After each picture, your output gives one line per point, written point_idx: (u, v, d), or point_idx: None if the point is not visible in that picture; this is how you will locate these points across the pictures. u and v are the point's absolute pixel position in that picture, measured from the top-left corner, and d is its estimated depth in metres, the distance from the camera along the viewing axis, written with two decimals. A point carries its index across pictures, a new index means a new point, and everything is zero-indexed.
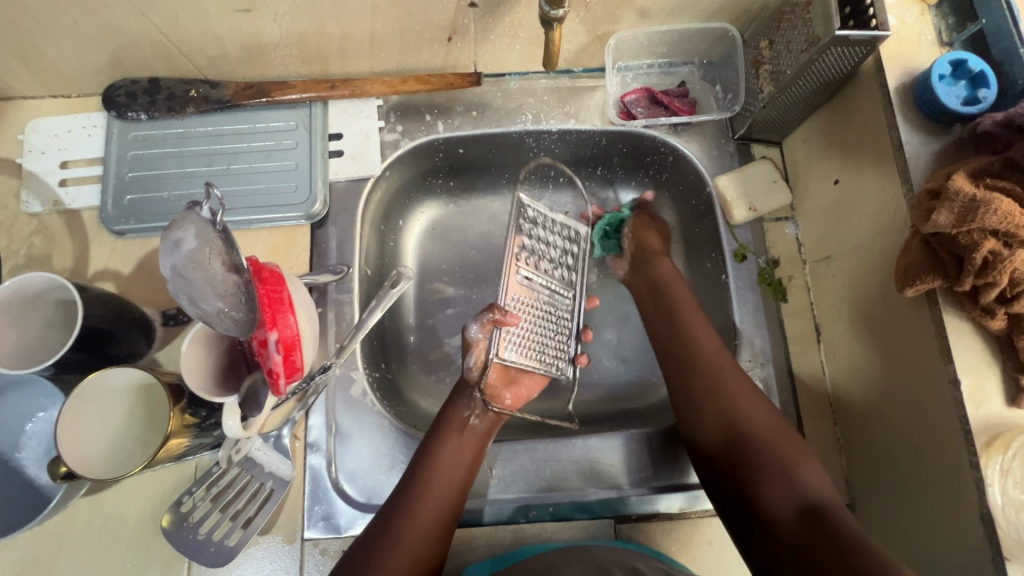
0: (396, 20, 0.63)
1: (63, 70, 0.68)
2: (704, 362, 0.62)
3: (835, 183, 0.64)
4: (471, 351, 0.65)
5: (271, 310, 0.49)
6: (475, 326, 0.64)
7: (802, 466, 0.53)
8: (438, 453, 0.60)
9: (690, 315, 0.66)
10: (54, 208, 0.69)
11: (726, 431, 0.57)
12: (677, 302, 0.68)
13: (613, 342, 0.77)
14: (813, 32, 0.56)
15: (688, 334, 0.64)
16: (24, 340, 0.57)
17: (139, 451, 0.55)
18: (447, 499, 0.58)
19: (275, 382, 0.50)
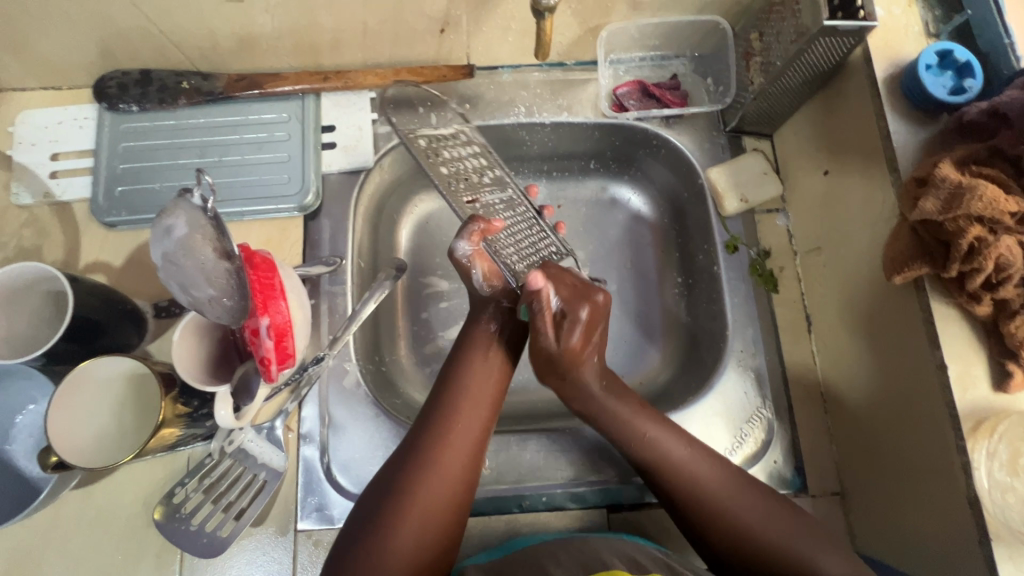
0: (389, 11, 0.63)
1: (53, 61, 0.67)
2: (677, 474, 0.56)
3: (825, 173, 0.65)
4: (473, 266, 0.62)
5: (262, 296, 0.49)
6: (463, 242, 0.60)
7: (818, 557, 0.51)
8: (467, 370, 0.59)
9: (639, 424, 0.58)
10: (44, 200, 0.69)
11: (715, 529, 0.54)
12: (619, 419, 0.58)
13: None
14: (802, 23, 0.57)
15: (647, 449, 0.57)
16: (15, 332, 0.57)
17: (128, 438, 0.55)
18: (476, 422, 0.57)
19: (266, 369, 0.50)
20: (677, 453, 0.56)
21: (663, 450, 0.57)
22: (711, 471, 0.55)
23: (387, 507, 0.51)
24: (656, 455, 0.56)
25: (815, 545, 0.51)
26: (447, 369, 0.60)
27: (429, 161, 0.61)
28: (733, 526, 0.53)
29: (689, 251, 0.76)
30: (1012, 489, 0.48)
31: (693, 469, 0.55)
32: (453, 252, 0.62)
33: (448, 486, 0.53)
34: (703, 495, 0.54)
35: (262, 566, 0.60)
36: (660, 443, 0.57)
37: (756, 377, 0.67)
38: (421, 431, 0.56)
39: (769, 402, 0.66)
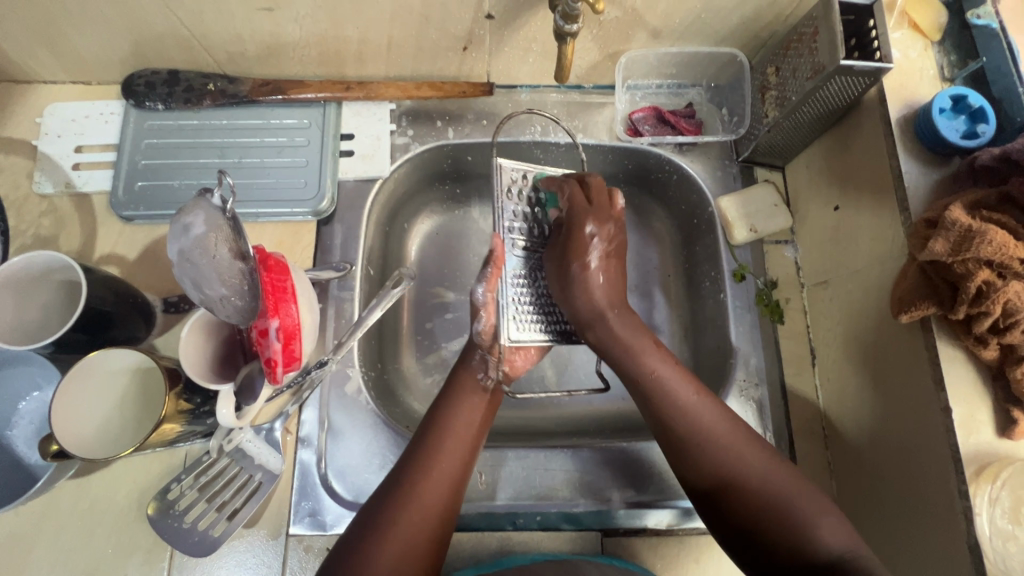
0: (415, 27, 0.65)
1: (85, 57, 0.69)
2: (691, 428, 0.54)
3: (835, 210, 0.65)
4: (479, 316, 0.61)
5: (273, 298, 0.49)
6: (482, 287, 0.60)
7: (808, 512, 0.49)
8: (448, 410, 0.60)
9: (650, 362, 0.57)
10: (65, 190, 0.70)
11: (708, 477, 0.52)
12: (626, 354, 0.57)
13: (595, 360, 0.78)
14: (818, 61, 0.58)
15: (666, 399, 0.55)
16: (26, 319, 0.57)
17: (130, 432, 0.54)
18: (455, 461, 0.56)
19: (272, 371, 0.50)
20: (681, 399, 0.55)
21: (672, 393, 0.55)
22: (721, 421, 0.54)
23: (362, 546, 0.50)
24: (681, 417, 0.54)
25: (812, 509, 0.49)
26: (433, 410, 0.60)
27: (508, 198, 0.62)
28: (723, 467, 0.52)
29: (695, 278, 0.77)
30: (1015, 538, 0.47)
31: (702, 413, 0.54)
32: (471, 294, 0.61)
33: (427, 525, 0.52)
34: (707, 447, 0.53)
35: (251, 569, 0.60)
36: (680, 387, 0.56)
37: (757, 408, 0.66)
38: (402, 472, 0.55)
39: (769, 434, 0.66)
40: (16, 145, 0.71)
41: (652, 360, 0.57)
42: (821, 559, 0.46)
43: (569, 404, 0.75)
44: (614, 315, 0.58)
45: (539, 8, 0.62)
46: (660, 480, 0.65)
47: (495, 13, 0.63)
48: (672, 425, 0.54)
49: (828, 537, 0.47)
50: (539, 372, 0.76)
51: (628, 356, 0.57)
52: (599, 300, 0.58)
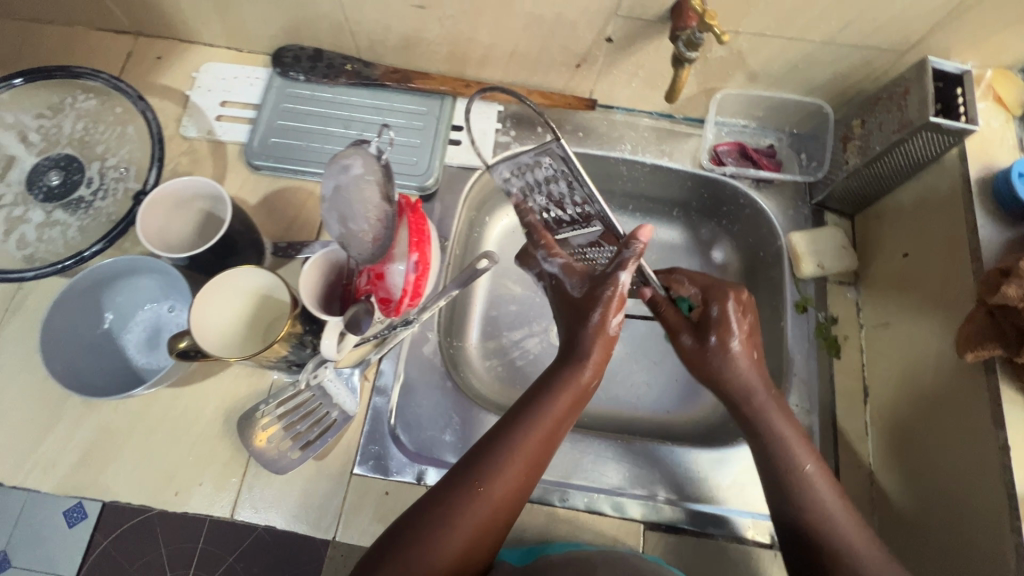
0: (540, 41, 0.73)
1: (247, 27, 0.79)
2: (786, 451, 0.58)
3: (903, 257, 0.70)
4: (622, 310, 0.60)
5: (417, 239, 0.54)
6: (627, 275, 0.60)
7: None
8: (535, 407, 0.57)
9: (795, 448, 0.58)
10: (205, 136, 0.79)
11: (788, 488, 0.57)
12: (783, 447, 0.58)
13: (640, 373, 0.84)
14: (906, 116, 0.63)
15: (775, 439, 0.59)
16: (168, 235, 0.65)
17: (241, 345, 0.61)
18: (519, 470, 0.54)
19: (401, 300, 0.53)
20: (779, 425, 0.60)
21: (819, 497, 0.56)
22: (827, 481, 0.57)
23: (420, 530, 0.50)
24: (821, 532, 0.54)
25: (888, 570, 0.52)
26: (521, 405, 0.58)
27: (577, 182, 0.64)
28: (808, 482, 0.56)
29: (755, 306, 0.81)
30: None
31: (845, 523, 0.54)
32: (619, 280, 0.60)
33: (482, 526, 0.51)
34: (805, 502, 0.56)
35: (315, 498, 0.64)
36: (831, 495, 0.56)
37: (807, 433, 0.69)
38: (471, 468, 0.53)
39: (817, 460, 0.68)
40: (170, 93, 0.81)
41: (805, 459, 0.58)
42: None
43: (613, 403, 0.82)
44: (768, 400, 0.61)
45: (655, 39, 0.70)
46: (709, 487, 0.67)
47: (615, 38, 0.70)
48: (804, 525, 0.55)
49: None
50: None
51: (783, 447, 0.58)
52: (747, 379, 0.62)
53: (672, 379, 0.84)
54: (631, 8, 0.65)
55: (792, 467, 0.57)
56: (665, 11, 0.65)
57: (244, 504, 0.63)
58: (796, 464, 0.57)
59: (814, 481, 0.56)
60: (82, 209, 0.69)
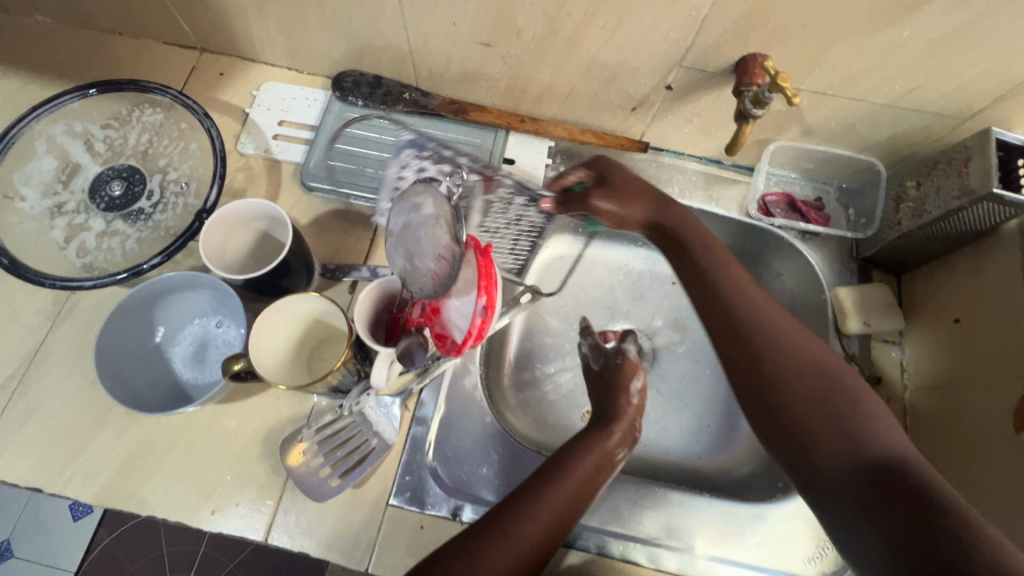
0: (600, 84, 0.74)
1: (312, 51, 0.81)
2: (736, 302, 0.55)
3: (953, 322, 0.70)
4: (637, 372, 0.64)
5: (485, 279, 0.53)
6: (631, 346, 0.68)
7: (873, 417, 0.48)
8: (564, 463, 0.55)
9: (740, 293, 0.56)
10: (262, 153, 0.80)
11: (744, 348, 0.53)
12: (741, 296, 0.55)
13: (674, 417, 0.83)
14: (966, 184, 0.64)
15: (731, 294, 0.56)
16: (225, 254, 0.65)
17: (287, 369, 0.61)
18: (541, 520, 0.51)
19: (465, 341, 0.54)
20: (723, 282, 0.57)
21: (789, 346, 0.52)
22: (797, 331, 0.53)
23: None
24: (757, 343, 0.53)
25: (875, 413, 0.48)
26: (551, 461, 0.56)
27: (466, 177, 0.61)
28: (756, 326, 0.53)
29: None
30: None
31: (795, 382, 0.50)
32: (624, 351, 0.67)
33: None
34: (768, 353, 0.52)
35: (350, 527, 0.64)
36: (755, 299, 0.55)
37: None
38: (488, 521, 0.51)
39: None
40: (230, 109, 0.83)
41: (721, 275, 0.57)
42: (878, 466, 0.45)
43: (646, 446, 0.81)
44: (674, 224, 0.62)
45: (715, 90, 0.71)
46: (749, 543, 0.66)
47: (675, 86, 0.71)
48: (763, 375, 0.51)
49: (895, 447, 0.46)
50: None
51: (727, 294, 0.56)
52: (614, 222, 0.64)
53: (705, 425, 0.83)
54: (696, 60, 0.66)
55: (740, 317, 0.54)
56: (730, 66, 0.66)
57: (279, 528, 0.63)
58: (770, 343, 0.52)
59: (765, 327, 0.53)
60: (141, 220, 0.71)
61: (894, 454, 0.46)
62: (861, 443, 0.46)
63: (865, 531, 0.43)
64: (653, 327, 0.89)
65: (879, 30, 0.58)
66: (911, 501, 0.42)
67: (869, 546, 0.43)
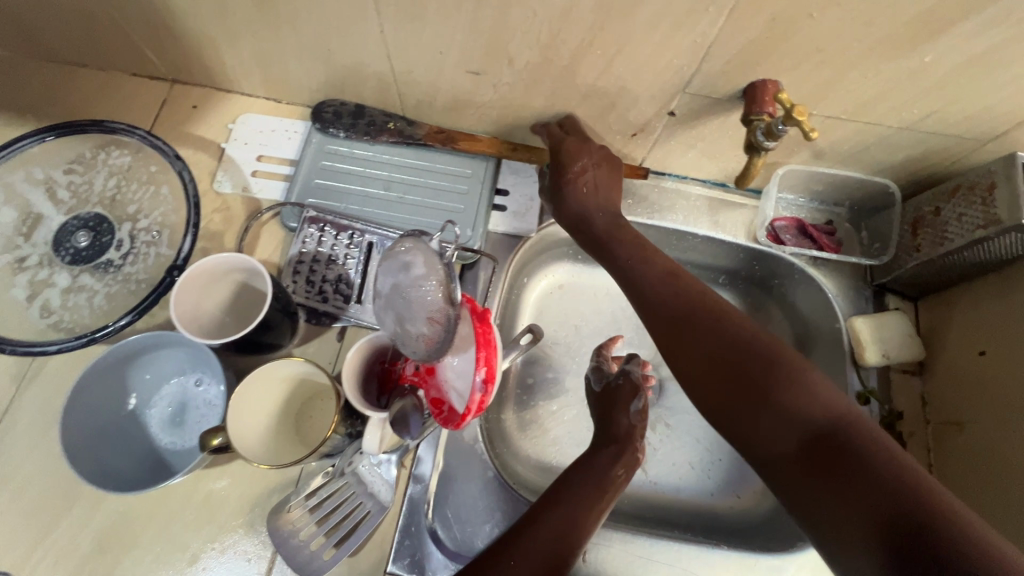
0: (598, 111, 0.70)
1: (290, 82, 0.76)
2: (656, 287, 0.59)
3: (979, 354, 0.66)
4: (641, 393, 0.62)
5: (485, 350, 0.50)
6: (637, 368, 0.65)
7: (798, 378, 0.49)
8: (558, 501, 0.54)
9: (661, 275, 0.60)
10: (241, 192, 0.74)
11: (670, 330, 0.56)
12: (656, 276, 0.60)
13: (686, 452, 0.79)
14: (992, 214, 0.60)
15: (651, 280, 0.60)
16: (201, 315, 0.61)
17: (267, 446, 0.56)
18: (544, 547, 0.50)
19: (466, 416, 0.50)
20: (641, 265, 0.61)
21: (710, 322, 0.55)
22: (707, 304, 0.56)
23: None
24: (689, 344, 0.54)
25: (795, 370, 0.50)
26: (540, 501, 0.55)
27: None
28: (678, 307, 0.57)
29: None
30: None
31: (726, 352, 0.53)
32: (634, 373, 0.64)
33: None
34: (695, 334, 0.55)
35: None
36: (680, 291, 0.58)
37: None
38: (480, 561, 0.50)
39: None
40: (205, 144, 0.78)
41: (647, 271, 0.61)
42: (811, 423, 0.47)
43: (657, 487, 0.77)
44: (610, 220, 0.66)
45: (720, 115, 0.66)
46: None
47: (678, 112, 0.67)
48: (694, 351, 0.54)
49: (822, 403, 0.48)
50: None
51: (642, 276, 0.61)
52: (581, 207, 0.67)
53: (718, 459, 0.79)
54: (700, 87, 0.62)
55: (667, 299, 0.58)
56: (738, 91, 0.61)
57: None
58: (695, 318, 0.55)
59: (686, 304, 0.57)
60: (110, 273, 0.67)
61: (827, 413, 0.47)
62: (799, 416, 0.48)
63: (818, 506, 0.45)
64: (659, 357, 0.84)
65: (897, 55, 0.54)
66: (842, 455, 0.44)
67: (817, 510, 0.44)
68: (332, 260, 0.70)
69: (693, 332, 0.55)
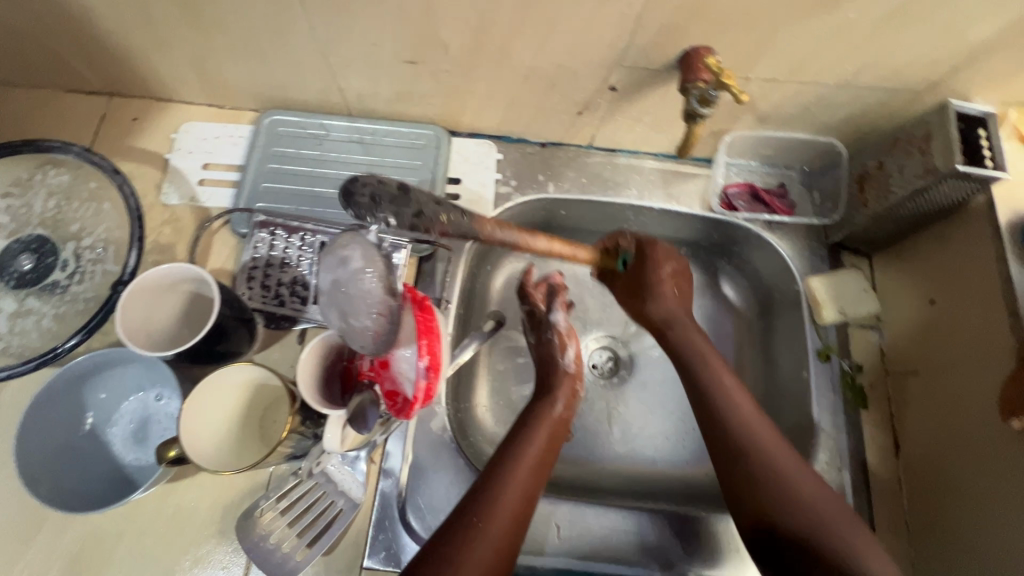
0: (540, 92, 0.69)
1: (229, 86, 0.75)
2: (730, 415, 0.59)
3: (930, 303, 0.67)
4: (569, 344, 0.71)
5: (426, 338, 0.52)
6: (558, 314, 0.73)
7: (859, 545, 0.50)
8: (518, 441, 0.58)
9: (735, 404, 0.59)
10: (189, 203, 0.74)
11: (737, 460, 0.56)
12: (723, 396, 0.60)
13: (660, 424, 0.80)
14: (930, 162, 0.61)
15: (723, 403, 0.59)
16: (150, 326, 0.60)
17: (223, 456, 0.56)
18: (515, 502, 0.53)
19: (413, 405, 0.53)
20: (719, 384, 0.61)
21: (777, 461, 0.55)
22: (777, 443, 0.56)
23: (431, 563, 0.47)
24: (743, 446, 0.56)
25: (857, 541, 0.50)
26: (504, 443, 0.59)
27: None
28: (750, 442, 0.56)
29: (774, 350, 0.78)
30: None
31: (795, 480, 0.53)
32: (556, 322, 0.72)
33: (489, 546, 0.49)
34: (763, 470, 0.54)
35: None
36: (756, 435, 0.57)
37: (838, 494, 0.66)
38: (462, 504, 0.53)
39: None
40: (149, 157, 0.76)
41: (724, 399, 0.60)
42: None
43: (633, 461, 0.78)
44: (689, 322, 0.68)
45: (660, 87, 0.66)
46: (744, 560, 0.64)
47: (618, 86, 0.67)
48: (757, 493, 0.54)
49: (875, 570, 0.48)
50: (606, 431, 0.80)
51: (713, 389, 0.61)
52: (658, 311, 0.69)
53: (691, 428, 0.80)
54: (636, 59, 0.62)
55: (737, 431, 0.57)
56: (673, 61, 0.61)
57: None
58: (754, 444, 0.56)
59: (758, 436, 0.56)
60: (57, 293, 0.66)
61: None
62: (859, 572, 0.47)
63: None
64: (628, 334, 0.85)
65: (821, 12, 0.54)
66: None
67: None
68: (286, 263, 0.70)
69: (759, 457, 0.55)
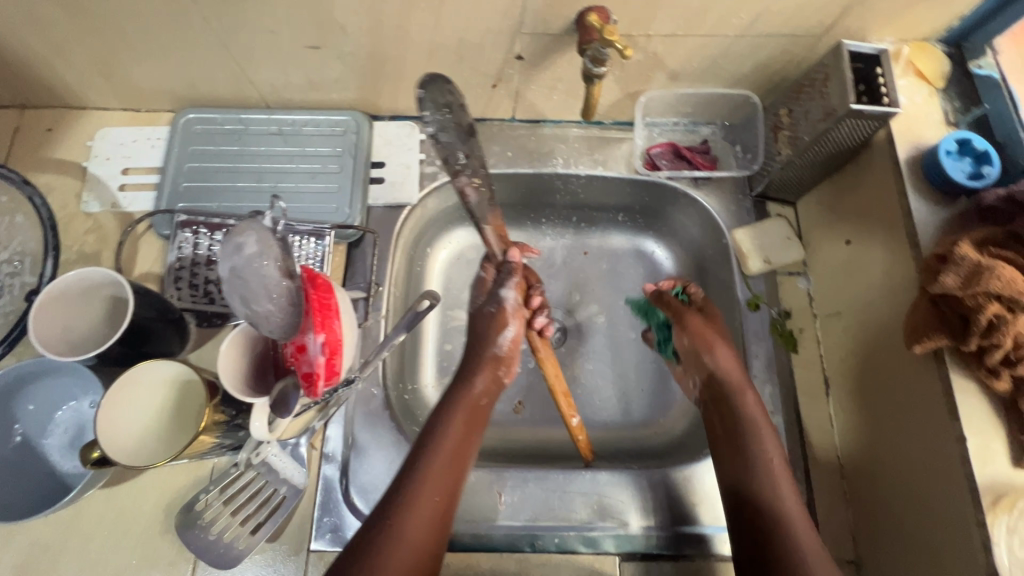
0: (449, 67, 0.69)
1: (138, 88, 0.74)
2: (756, 454, 0.61)
3: (846, 243, 0.68)
4: (510, 324, 0.65)
5: (320, 315, 0.50)
6: (509, 290, 0.65)
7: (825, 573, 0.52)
8: (436, 431, 0.59)
9: (765, 442, 0.61)
10: (110, 209, 0.73)
11: (749, 494, 0.59)
12: (756, 446, 0.61)
13: (609, 386, 0.80)
14: (830, 104, 0.62)
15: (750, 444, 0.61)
16: (71, 333, 0.60)
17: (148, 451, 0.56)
18: (434, 502, 0.55)
19: (315, 384, 0.50)
20: (752, 424, 0.62)
21: (785, 503, 0.57)
22: (794, 494, 0.58)
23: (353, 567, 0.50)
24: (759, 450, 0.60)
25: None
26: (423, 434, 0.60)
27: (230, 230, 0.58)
28: (765, 476, 0.59)
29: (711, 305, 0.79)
30: None
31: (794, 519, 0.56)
32: (503, 298, 0.65)
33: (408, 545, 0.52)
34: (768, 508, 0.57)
35: None
36: (779, 477, 0.59)
37: None
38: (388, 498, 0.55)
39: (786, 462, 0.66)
40: (66, 166, 0.75)
41: (764, 438, 0.62)
42: None
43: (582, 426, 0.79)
44: (743, 388, 0.65)
45: (566, 52, 0.67)
46: (687, 508, 0.66)
47: (525, 55, 0.67)
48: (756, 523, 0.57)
49: None
50: None
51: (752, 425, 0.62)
52: (730, 371, 0.65)
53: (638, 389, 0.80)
54: (534, 26, 0.62)
55: (765, 473, 0.59)
56: (570, 24, 0.62)
57: None
58: (770, 487, 0.58)
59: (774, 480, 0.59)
60: None
61: None
62: None
63: None
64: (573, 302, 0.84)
65: None
66: None
67: None
68: (211, 260, 0.70)
69: (766, 496, 0.58)
